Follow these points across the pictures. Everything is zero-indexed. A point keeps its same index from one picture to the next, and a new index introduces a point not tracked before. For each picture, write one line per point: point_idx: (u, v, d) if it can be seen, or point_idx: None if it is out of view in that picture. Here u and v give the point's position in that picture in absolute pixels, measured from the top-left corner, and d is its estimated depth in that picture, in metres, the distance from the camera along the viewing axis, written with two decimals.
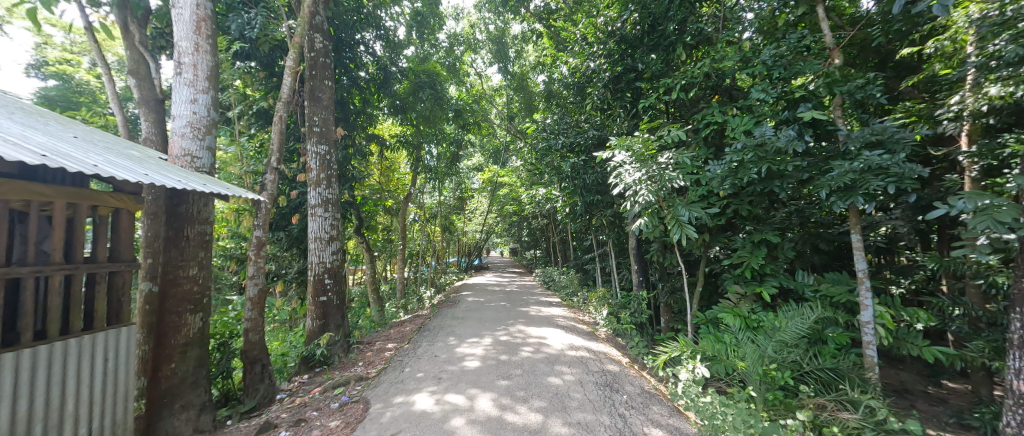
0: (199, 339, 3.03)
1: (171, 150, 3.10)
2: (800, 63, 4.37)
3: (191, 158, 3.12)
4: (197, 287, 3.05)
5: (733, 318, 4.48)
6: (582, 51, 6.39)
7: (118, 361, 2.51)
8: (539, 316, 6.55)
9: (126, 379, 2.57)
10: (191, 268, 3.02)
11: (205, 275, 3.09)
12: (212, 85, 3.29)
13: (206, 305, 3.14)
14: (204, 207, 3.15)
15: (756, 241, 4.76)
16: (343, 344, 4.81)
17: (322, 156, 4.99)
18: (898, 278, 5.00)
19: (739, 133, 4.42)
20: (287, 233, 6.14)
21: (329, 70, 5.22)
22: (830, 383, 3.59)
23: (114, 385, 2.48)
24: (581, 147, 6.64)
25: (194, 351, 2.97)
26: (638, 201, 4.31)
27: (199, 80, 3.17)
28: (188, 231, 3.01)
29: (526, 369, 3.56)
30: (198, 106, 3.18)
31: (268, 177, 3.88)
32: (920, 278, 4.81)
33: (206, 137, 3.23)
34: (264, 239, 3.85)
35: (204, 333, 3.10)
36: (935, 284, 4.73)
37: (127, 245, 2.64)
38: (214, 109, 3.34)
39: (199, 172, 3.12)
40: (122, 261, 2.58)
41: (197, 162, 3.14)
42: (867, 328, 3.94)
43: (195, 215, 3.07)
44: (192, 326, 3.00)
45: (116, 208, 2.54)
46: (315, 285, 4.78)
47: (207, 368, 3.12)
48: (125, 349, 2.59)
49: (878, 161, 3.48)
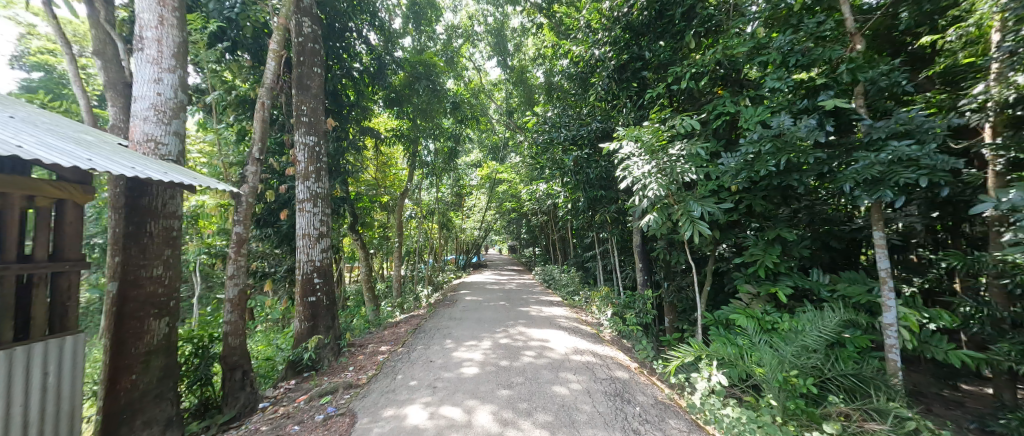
0: (163, 347, 2.78)
1: (133, 136, 2.82)
2: (818, 49, 4.06)
3: (156, 145, 2.83)
4: (162, 290, 2.80)
5: (747, 319, 4.23)
6: (586, 39, 6.08)
7: (60, 375, 2.27)
8: (540, 316, 6.27)
9: (71, 396, 2.34)
10: (156, 268, 2.76)
11: (171, 276, 2.85)
12: (179, 64, 3.01)
13: (172, 309, 2.88)
14: (171, 200, 2.91)
15: (769, 239, 4.51)
16: (333, 347, 4.53)
17: (311, 148, 4.69)
18: (910, 277, 4.73)
19: (753, 124, 4.16)
20: (276, 230, 5.85)
21: (319, 56, 4.91)
22: (853, 390, 3.34)
23: (55, 403, 2.24)
24: (584, 140, 6.37)
25: (157, 360, 2.72)
26: (647, 195, 4.02)
27: (163, 57, 2.90)
28: (151, 226, 2.75)
29: (529, 376, 3.30)
30: (164, 87, 2.90)
31: (249, 169, 3.56)
32: (934, 277, 4.55)
33: (173, 121, 2.95)
34: (245, 235, 3.53)
35: (170, 340, 2.85)
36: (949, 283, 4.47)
37: (74, 242, 2.40)
38: (183, 90, 3.06)
39: (164, 160, 2.84)
40: (68, 261, 2.33)
41: (161, 149, 2.86)
42: (890, 331, 3.70)
43: (159, 209, 2.81)
44: (156, 333, 2.75)
45: (59, 198, 2.29)
46: (303, 284, 4.49)
47: (174, 379, 2.88)
48: (71, 361, 2.35)
49: (908, 152, 3.23)
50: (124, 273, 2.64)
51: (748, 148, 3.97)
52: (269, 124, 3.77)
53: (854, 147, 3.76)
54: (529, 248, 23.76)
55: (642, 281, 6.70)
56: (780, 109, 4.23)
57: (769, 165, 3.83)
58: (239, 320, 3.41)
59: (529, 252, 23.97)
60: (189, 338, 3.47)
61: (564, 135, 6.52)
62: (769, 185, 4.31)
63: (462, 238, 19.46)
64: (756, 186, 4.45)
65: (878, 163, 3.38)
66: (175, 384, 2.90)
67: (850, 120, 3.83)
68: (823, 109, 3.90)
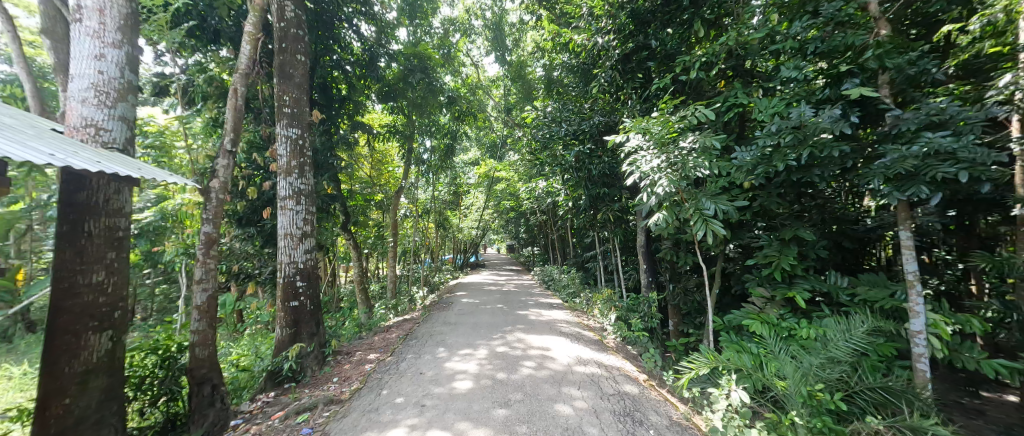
0: (105, 365, 2.49)
1: (68, 120, 2.50)
2: (840, 34, 3.74)
3: (97, 131, 2.53)
4: (104, 299, 2.50)
5: (763, 326, 3.93)
6: (589, 27, 5.74)
7: None
8: (539, 320, 5.96)
9: None
10: (97, 273, 2.46)
11: (115, 283, 2.55)
12: (125, 39, 2.71)
13: (116, 320, 2.58)
14: (115, 195, 2.59)
15: (785, 239, 4.21)
16: (317, 356, 4.20)
17: (293, 141, 4.36)
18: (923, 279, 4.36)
19: (769, 115, 3.86)
20: (260, 229, 5.53)
21: (303, 43, 4.58)
22: (884, 405, 3.05)
23: None
24: (586, 135, 6.04)
25: (97, 381, 2.42)
26: (655, 192, 3.71)
27: (106, 30, 2.59)
28: (90, 226, 2.44)
29: (528, 392, 3.00)
30: (107, 64, 2.60)
31: (220, 162, 3.21)
32: (951, 279, 4.18)
33: (118, 104, 2.66)
34: (215, 235, 3.18)
35: (114, 357, 2.55)
36: (966, 286, 4.12)
37: None
38: (130, 69, 2.76)
39: (107, 148, 2.55)
40: None
41: (104, 136, 2.56)
42: (918, 339, 3.41)
43: (101, 205, 2.49)
44: (97, 349, 2.46)
45: None
46: (285, 288, 4.16)
47: (118, 402, 2.59)
48: None
49: (944, 144, 2.93)
50: (57, 279, 2.33)
51: (765, 141, 3.67)
52: (243, 113, 3.43)
53: (881, 139, 3.45)
54: (529, 248, 23.43)
55: (646, 283, 6.39)
56: (797, 100, 3.94)
57: (788, 160, 3.52)
58: (210, 326, 3.08)
59: (529, 252, 23.67)
60: (154, 348, 3.15)
61: (565, 129, 6.19)
62: (786, 182, 4.01)
63: (460, 237, 19.14)
64: (771, 184, 4.16)
65: (910, 156, 3.08)
66: (121, 406, 2.62)
67: (877, 110, 3.52)
68: (846, 98, 3.60)
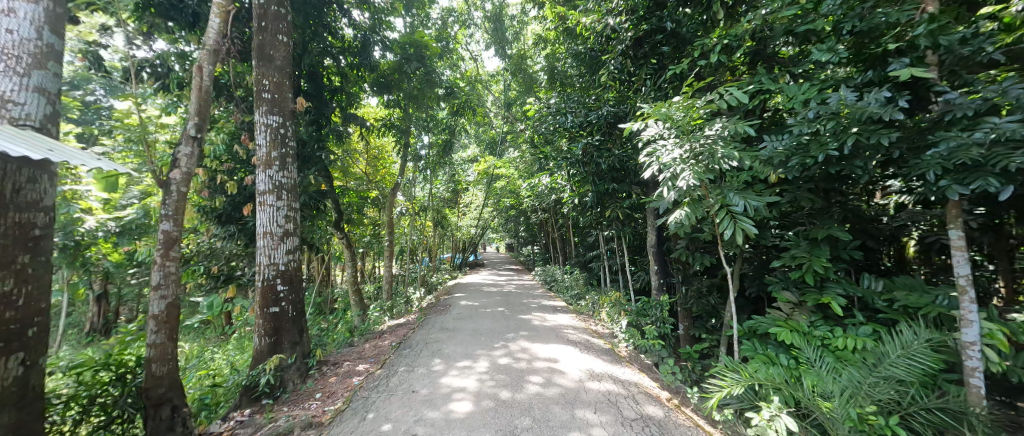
0: (15, 396, 2.08)
1: None
2: (883, 10, 3.33)
3: (5, 102, 2.15)
4: (13, 313, 2.10)
5: (796, 336, 3.53)
6: (598, 9, 5.32)
7: None
8: (543, 326, 5.56)
9: None
10: (5, 282, 2.06)
11: (28, 293, 2.16)
12: None
13: (28, 341, 2.18)
14: (29, 185, 2.21)
15: (816, 239, 3.82)
16: (299, 368, 3.78)
17: (274, 130, 3.94)
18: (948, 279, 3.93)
19: (803, 101, 3.46)
20: (243, 227, 5.11)
21: (285, 23, 4.15)
22: (943, 429, 2.67)
23: None
24: (593, 127, 5.63)
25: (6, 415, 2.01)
26: (676, 186, 3.29)
27: None
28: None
29: (536, 417, 2.60)
30: (19, 22, 2.26)
31: (182, 150, 2.78)
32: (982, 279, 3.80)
33: (33, 72, 2.29)
34: (177, 234, 2.74)
35: (27, 385, 2.15)
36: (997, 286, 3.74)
37: None
38: (49, 30, 2.41)
39: (17, 124, 2.17)
40: None
41: (14, 109, 2.19)
42: (971, 351, 2.93)
43: (10, 199, 2.09)
44: (5, 376, 2.05)
45: None
46: (264, 293, 3.73)
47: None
48: None
49: (1016, 129, 2.53)
50: None
51: (800, 129, 3.27)
52: (211, 94, 3.01)
53: (929, 126, 3.05)
54: (529, 247, 23.07)
55: (657, 285, 5.99)
56: (832, 85, 3.55)
57: (826, 150, 3.11)
58: (166, 340, 2.68)
59: (529, 251, 23.30)
60: (104, 365, 2.74)
61: (571, 120, 5.75)
62: (818, 175, 3.62)
63: (458, 236, 18.72)
64: (800, 178, 3.77)
65: (972, 144, 2.68)
66: None
67: (928, 93, 3.12)
68: (891, 81, 3.20)
